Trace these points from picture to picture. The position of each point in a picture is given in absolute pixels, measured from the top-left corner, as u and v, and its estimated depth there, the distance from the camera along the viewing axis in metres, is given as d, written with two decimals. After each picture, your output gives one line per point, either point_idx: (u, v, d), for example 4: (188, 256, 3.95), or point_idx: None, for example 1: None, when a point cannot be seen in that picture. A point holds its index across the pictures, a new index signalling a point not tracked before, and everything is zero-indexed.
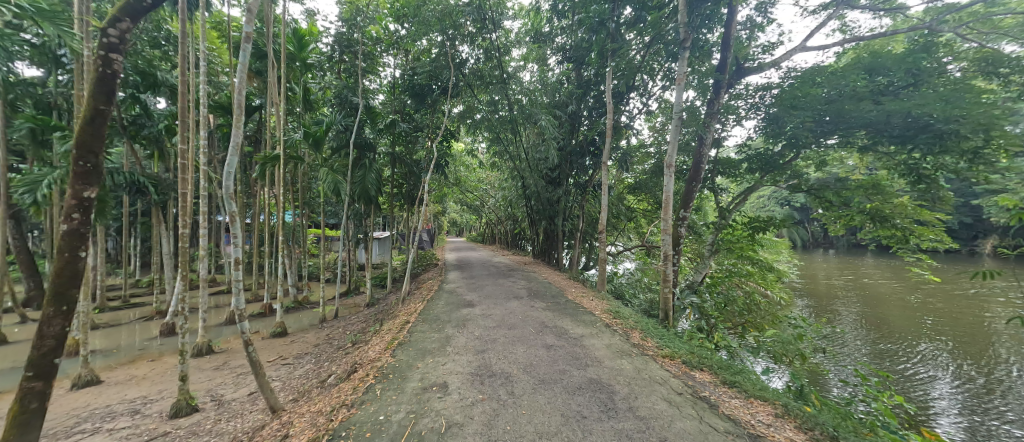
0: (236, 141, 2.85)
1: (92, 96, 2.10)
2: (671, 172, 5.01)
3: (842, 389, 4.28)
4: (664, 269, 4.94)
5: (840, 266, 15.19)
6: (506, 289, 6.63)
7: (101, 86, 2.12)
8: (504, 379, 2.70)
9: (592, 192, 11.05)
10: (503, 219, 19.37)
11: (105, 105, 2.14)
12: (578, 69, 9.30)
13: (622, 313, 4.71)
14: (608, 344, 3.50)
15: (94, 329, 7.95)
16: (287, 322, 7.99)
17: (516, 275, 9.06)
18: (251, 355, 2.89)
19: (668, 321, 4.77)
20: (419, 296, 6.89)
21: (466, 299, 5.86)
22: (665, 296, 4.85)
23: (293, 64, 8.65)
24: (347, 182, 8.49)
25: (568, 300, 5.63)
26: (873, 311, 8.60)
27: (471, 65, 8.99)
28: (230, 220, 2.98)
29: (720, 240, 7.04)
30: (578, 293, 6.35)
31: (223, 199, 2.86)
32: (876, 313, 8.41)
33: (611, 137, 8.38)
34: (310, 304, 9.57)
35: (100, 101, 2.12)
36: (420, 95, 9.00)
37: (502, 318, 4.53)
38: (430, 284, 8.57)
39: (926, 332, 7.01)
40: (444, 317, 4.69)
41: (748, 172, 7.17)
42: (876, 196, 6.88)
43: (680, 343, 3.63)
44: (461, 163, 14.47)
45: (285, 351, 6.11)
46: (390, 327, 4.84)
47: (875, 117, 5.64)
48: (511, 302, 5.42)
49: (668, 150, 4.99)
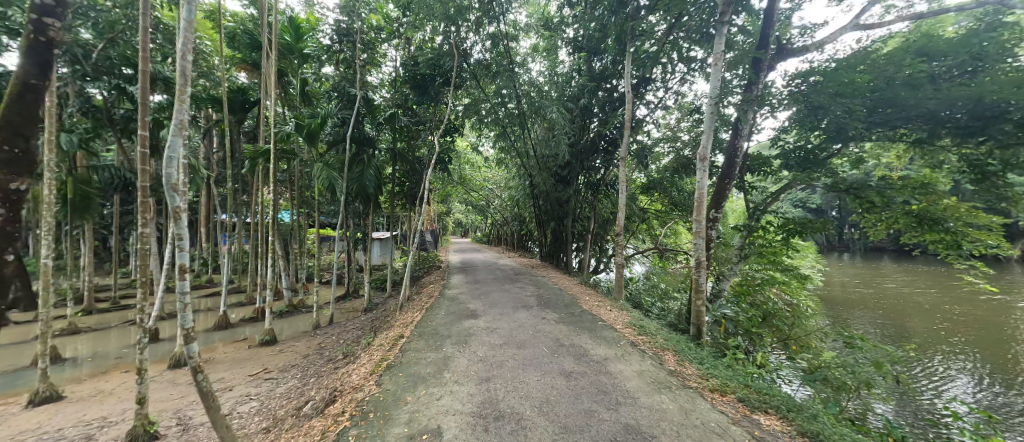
0: (180, 120, 2.20)
1: (25, 75, 2.86)
2: (706, 165, 4.31)
3: (924, 430, 3.53)
4: (695, 279, 4.28)
5: (867, 273, 14.33)
6: (514, 296, 6.02)
7: (30, 66, 2.87)
8: (513, 424, 2.10)
9: (604, 192, 10.44)
10: (509, 219, 18.73)
11: (35, 82, 2.92)
12: (591, 60, 8.69)
13: (648, 328, 4.10)
14: (639, 370, 2.89)
15: (76, 333, 7.51)
16: (278, 329, 7.46)
17: (524, 280, 8.47)
18: (200, 385, 2.33)
19: (701, 337, 4.13)
20: (419, 303, 6.31)
21: (468, 308, 5.26)
22: (697, 309, 4.17)
23: (290, 55, 8.21)
24: (345, 179, 7.96)
25: (583, 311, 5.02)
26: (912, 325, 7.83)
27: (477, 55, 8.39)
28: (174, 219, 2.24)
29: (748, 244, 6.33)
30: (594, 302, 5.71)
31: (164, 192, 2.19)
32: (915, 328, 7.64)
33: (629, 132, 7.70)
34: (305, 308, 9.04)
35: (31, 79, 2.90)
36: (422, 87, 8.51)
37: (509, 333, 3.94)
38: (430, 289, 7.96)
39: (977, 352, 6.24)
40: (442, 330, 4.11)
41: (782, 170, 6.49)
42: (925, 196, 6.12)
43: (727, 372, 2.99)
44: (466, 162, 13.91)
45: (269, 363, 5.57)
46: (382, 341, 4.25)
47: (935, 106, 4.91)
48: (519, 313, 4.81)
49: (702, 140, 4.31)
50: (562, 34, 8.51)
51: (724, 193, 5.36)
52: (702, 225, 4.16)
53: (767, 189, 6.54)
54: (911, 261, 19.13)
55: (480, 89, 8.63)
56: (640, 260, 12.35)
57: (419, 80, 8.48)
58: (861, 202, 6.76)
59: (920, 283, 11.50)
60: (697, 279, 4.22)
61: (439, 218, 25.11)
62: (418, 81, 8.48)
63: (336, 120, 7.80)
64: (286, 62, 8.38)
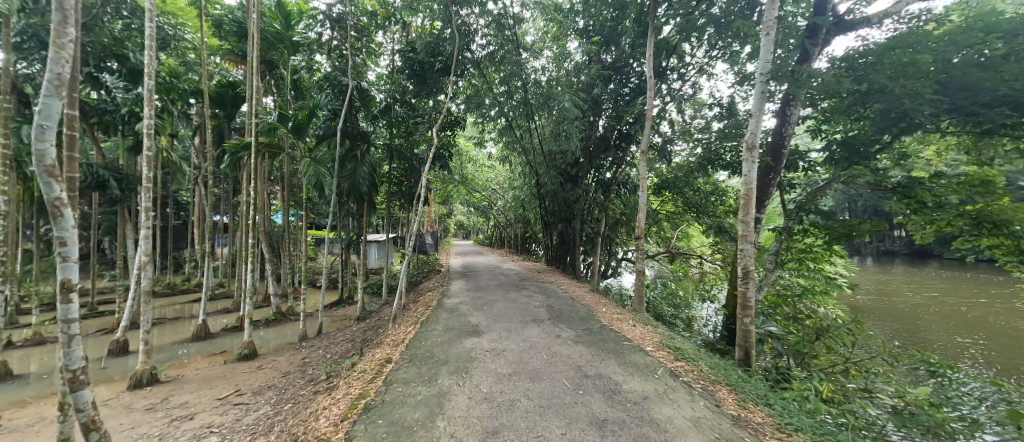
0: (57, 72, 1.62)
1: None
2: (754, 155, 3.49)
3: None
4: (740, 291, 3.57)
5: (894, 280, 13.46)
6: (521, 307, 5.35)
7: None
8: None
9: (616, 192, 9.78)
10: (512, 220, 18.07)
11: None
12: (605, 48, 8.04)
13: (686, 352, 3.40)
14: (694, 419, 2.18)
15: (42, 343, 6.88)
16: (261, 340, 6.80)
17: (531, 287, 7.77)
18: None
19: (750, 362, 3.42)
20: (415, 313, 5.61)
21: (470, 322, 4.56)
22: (743, 328, 3.47)
23: (280, 43, 7.66)
24: (335, 177, 7.31)
25: (602, 326, 4.32)
26: (946, 334, 7.15)
27: (481, 43, 7.74)
28: (52, 216, 1.65)
29: (786, 248, 5.66)
30: (613, 314, 5.02)
31: (37, 180, 1.59)
32: (951, 337, 6.93)
33: (651, 123, 6.97)
34: (294, 316, 8.38)
35: None
36: (422, 77, 7.92)
37: (518, 357, 3.23)
38: (428, 296, 7.26)
39: (1018, 361, 5.56)
40: (439, 352, 3.42)
41: (822, 165, 5.75)
42: (985, 196, 5.25)
43: (810, 421, 2.28)
44: (468, 160, 13.29)
45: (243, 383, 4.90)
46: (366, 365, 3.57)
47: (1014, 89, 4.17)
48: (529, 330, 4.11)
49: (751, 123, 3.50)
50: (573, 20, 7.88)
51: (764, 191, 4.80)
52: (751, 228, 3.44)
53: (805, 184, 5.82)
54: (936, 268, 18.16)
55: (485, 80, 8.02)
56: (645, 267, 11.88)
57: (417, 70, 7.89)
58: (902, 204, 5.93)
59: (963, 294, 10.57)
60: (743, 292, 3.48)
61: (441, 219, 24.48)
62: (417, 71, 7.86)
63: (326, 112, 7.14)
64: (275, 50, 7.82)
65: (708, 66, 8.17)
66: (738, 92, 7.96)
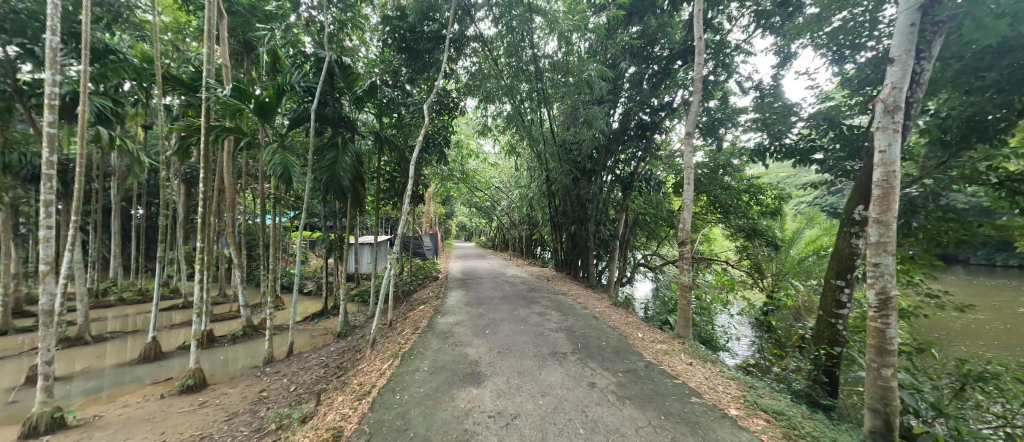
0: None
1: None
2: (894, 119, 2.32)
3: None
4: (868, 325, 2.40)
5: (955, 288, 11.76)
6: (533, 332, 4.19)
7: None
8: None
9: (638, 189, 8.66)
10: (518, 222, 16.96)
11: None
12: (629, 19, 6.87)
13: (802, 427, 2.17)
14: None
15: None
16: (218, 364, 5.67)
17: (543, 300, 6.61)
18: None
19: (896, 437, 2.25)
20: (400, 336, 4.46)
21: (467, 358, 3.39)
22: (879, 384, 2.29)
23: (254, 18, 6.67)
24: (307, 168, 6.02)
25: (649, 367, 3.12)
26: (975, 333, 6.11)
27: (483, 11, 6.56)
28: None
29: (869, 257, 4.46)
30: (658, 346, 3.80)
31: None
32: (981, 338, 5.91)
33: (699, 98, 5.65)
34: (265, 331, 7.23)
35: None
36: (414, 54, 6.81)
37: (541, 435, 2.04)
38: (419, 312, 6.06)
39: None
40: (418, 422, 2.23)
41: (922, 149, 4.46)
42: None
43: None
44: (470, 154, 12.17)
45: (172, 431, 3.74)
46: (313, 434, 2.41)
47: None
48: (548, 372, 2.95)
49: (895, 73, 2.34)
50: None
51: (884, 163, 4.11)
52: (892, 233, 2.28)
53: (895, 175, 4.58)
54: (990, 275, 16.39)
55: (488, 58, 6.86)
56: (655, 277, 10.72)
57: (409, 44, 6.79)
58: (1001, 202, 4.02)
59: None
60: (879, 328, 2.30)
61: (442, 220, 23.33)
62: (410, 46, 6.77)
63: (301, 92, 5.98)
64: (250, 26, 6.82)
65: (747, 44, 7.02)
66: (786, 72, 6.74)
